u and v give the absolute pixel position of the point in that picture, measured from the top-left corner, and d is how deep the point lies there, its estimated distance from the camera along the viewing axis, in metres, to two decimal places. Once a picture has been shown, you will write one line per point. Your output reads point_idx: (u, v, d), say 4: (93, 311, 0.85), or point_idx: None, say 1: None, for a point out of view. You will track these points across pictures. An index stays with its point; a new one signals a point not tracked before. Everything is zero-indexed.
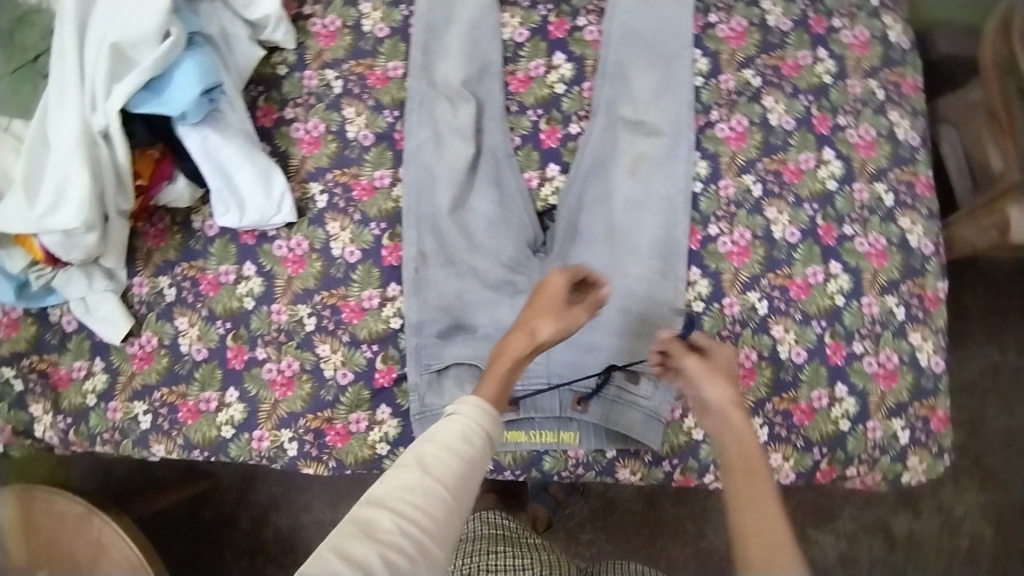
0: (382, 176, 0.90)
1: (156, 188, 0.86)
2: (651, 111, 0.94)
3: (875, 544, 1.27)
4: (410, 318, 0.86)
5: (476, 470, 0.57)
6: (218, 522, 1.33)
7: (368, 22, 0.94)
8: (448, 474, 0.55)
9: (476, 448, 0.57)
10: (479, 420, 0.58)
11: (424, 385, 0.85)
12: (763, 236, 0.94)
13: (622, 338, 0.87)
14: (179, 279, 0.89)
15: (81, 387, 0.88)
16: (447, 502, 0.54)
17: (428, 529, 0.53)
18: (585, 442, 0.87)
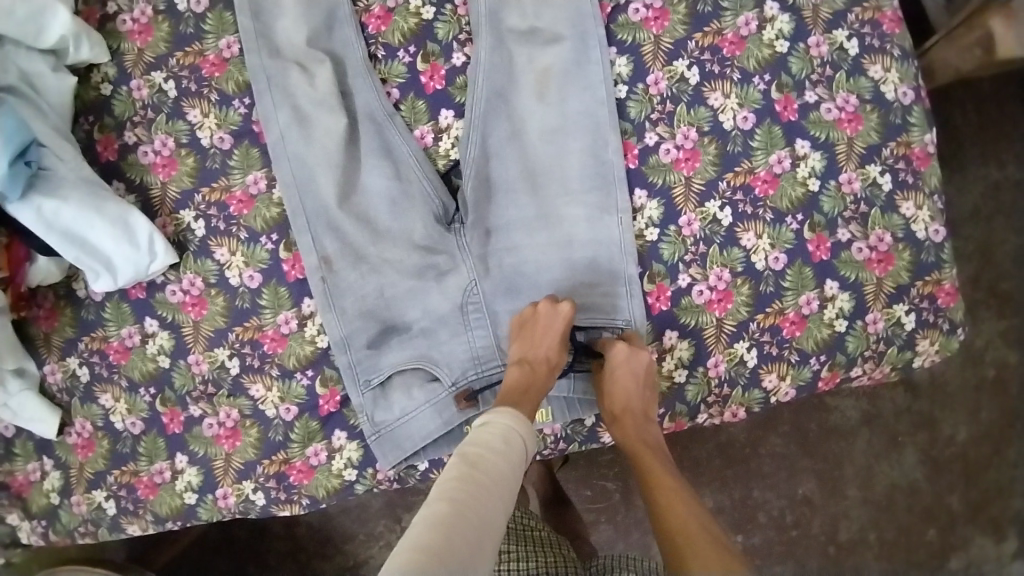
0: (256, 180, 0.80)
1: (20, 274, 0.78)
2: (542, 13, 0.78)
3: (878, 402, 1.22)
4: (335, 334, 0.78)
5: (519, 472, 0.57)
6: (254, 535, 1.27)
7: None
8: (496, 467, 0.54)
9: (517, 451, 0.58)
10: (516, 424, 0.60)
11: (371, 402, 0.78)
12: (712, 129, 0.78)
13: (572, 295, 0.78)
14: (87, 356, 0.82)
15: (42, 487, 0.84)
16: (496, 491, 0.52)
17: (485, 516, 0.49)
18: (559, 417, 0.78)
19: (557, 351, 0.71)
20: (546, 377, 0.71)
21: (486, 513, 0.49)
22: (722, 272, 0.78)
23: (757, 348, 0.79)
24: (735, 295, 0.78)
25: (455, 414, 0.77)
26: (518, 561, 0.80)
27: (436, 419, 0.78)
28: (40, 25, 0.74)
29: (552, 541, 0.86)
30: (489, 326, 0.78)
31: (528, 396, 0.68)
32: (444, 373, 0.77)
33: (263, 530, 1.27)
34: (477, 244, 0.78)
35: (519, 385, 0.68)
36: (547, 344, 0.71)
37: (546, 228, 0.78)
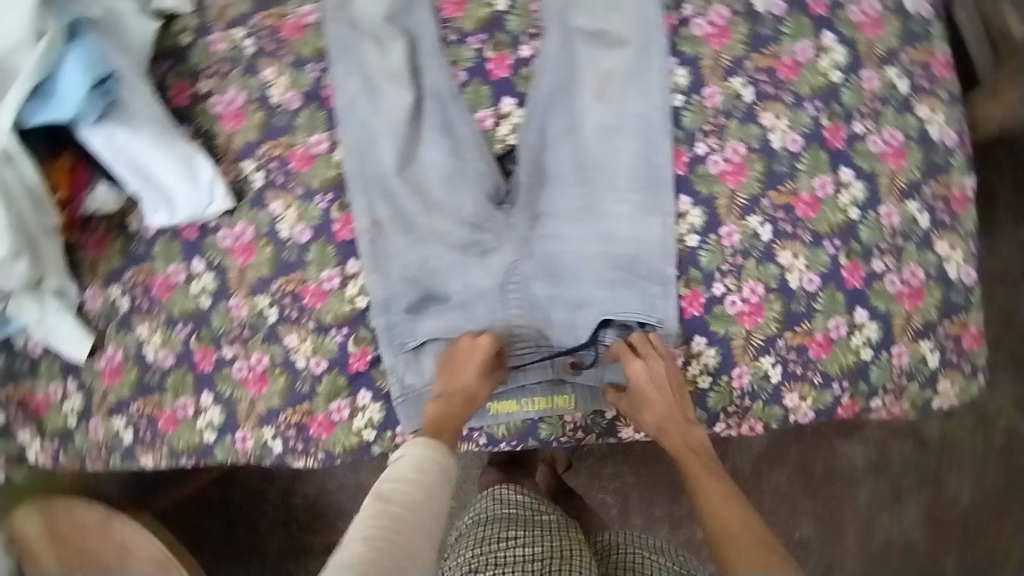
0: (320, 141, 0.82)
1: (79, 198, 0.80)
2: (610, 17, 0.81)
3: (882, 451, 1.23)
4: (375, 296, 0.80)
5: (437, 493, 0.67)
6: (247, 495, 1.28)
7: None
8: (411, 499, 0.64)
9: (431, 475, 0.68)
10: (428, 451, 0.70)
11: (403, 365, 0.81)
12: (760, 147, 0.81)
13: (607, 287, 0.80)
14: (131, 287, 0.84)
15: (61, 409, 0.86)
16: (410, 517, 0.62)
17: (408, 540, 0.60)
18: (582, 404, 0.82)
19: (474, 385, 0.77)
20: (468, 409, 0.77)
21: (407, 540, 0.60)
22: (755, 286, 0.80)
23: (783, 364, 0.80)
24: (766, 309, 0.80)
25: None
26: (520, 546, 0.77)
27: None
28: None
29: (559, 526, 0.83)
30: (524, 301, 0.82)
31: (446, 429, 0.75)
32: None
33: (257, 493, 1.28)
34: (525, 227, 0.81)
35: (439, 417, 0.75)
36: (467, 376, 0.77)
37: (592, 221, 0.80)
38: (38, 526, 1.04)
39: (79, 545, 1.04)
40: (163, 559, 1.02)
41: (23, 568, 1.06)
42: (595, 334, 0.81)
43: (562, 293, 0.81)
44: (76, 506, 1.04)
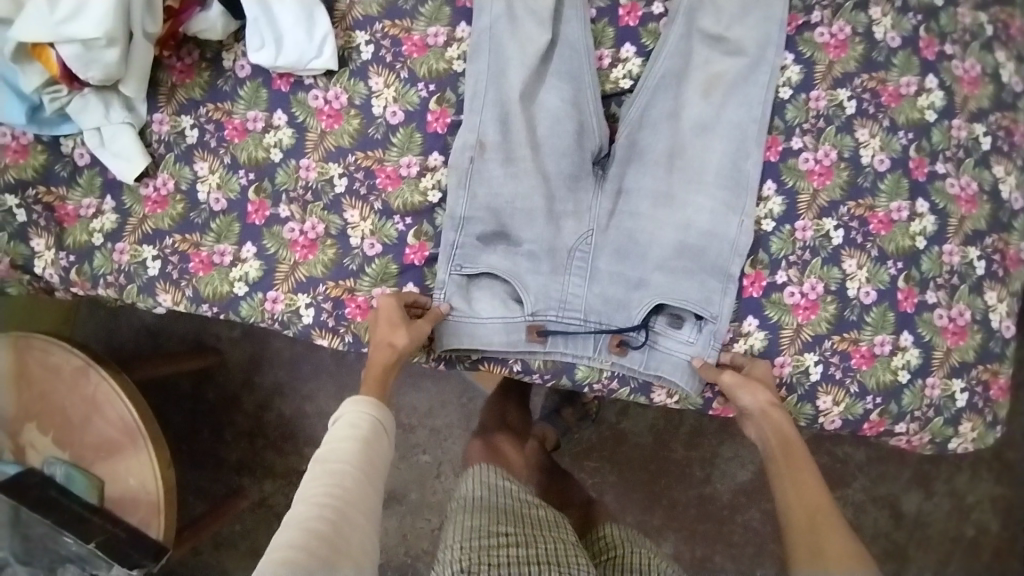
0: (437, 33, 0.82)
1: (187, 14, 0.79)
2: (733, 26, 0.82)
3: (858, 513, 1.22)
4: (453, 210, 0.77)
5: (373, 450, 0.63)
6: (221, 403, 1.24)
7: None
8: (356, 456, 0.61)
9: (369, 433, 0.64)
10: (364, 407, 0.65)
11: (454, 287, 0.77)
12: (850, 158, 0.84)
13: (672, 275, 0.77)
14: (203, 121, 0.82)
15: (89, 225, 0.82)
16: (354, 477, 0.59)
17: (350, 508, 0.57)
18: (629, 363, 0.77)
19: (390, 333, 0.72)
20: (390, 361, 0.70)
21: (352, 505, 0.57)
22: (815, 284, 0.82)
23: (824, 365, 0.81)
24: (821, 308, 0.81)
25: (518, 341, 0.77)
26: (517, 546, 0.70)
27: (501, 336, 0.77)
28: None
29: (551, 525, 0.78)
30: (588, 278, 0.78)
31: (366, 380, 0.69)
32: (529, 299, 0.77)
33: (232, 402, 1.24)
34: (609, 201, 0.80)
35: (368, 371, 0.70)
36: (382, 328, 0.72)
37: (669, 207, 0.79)
38: (12, 360, 1.02)
39: (45, 393, 1.00)
40: (130, 426, 0.97)
41: None
42: (648, 318, 0.77)
43: (624, 270, 0.78)
44: (56, 351, 1.01)
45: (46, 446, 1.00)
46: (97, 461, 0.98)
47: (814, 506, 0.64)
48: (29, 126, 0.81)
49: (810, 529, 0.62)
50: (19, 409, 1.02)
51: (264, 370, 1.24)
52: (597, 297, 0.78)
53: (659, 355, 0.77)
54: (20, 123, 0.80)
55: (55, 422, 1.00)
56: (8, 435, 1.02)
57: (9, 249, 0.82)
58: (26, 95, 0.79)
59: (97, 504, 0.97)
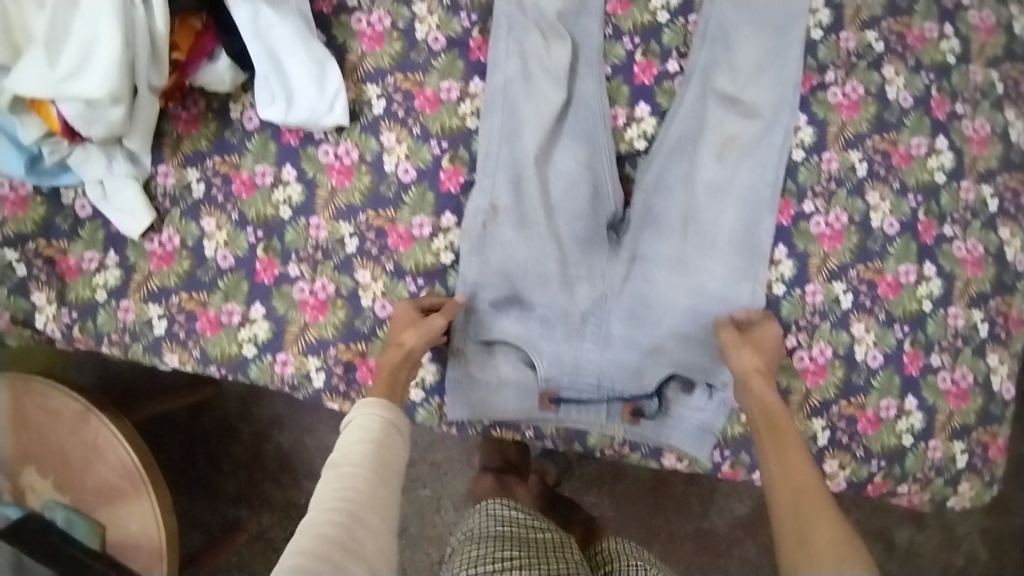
0: (450, 88, 0.81)
1: (194, 66, 0.76)
2: (748, 87, 0.82)
3: (862, 545, 1.22)
4: (466, 276, 0.78)
5: (389, 448, 0.63)
6: (220, 432, 1.24)
7: None
8: (369, 457, 0.61)
9: (384, 431, 0.64)
10: (379, 404, 0.66)
11: (468, 354, 0.78)
12: (860, 222, 0.84)
13: (685, 343, 0.78)
14: (210, 174, 0.80)
15: (92, 280, 0.80)
16: (368, 477, 0.59)
17: (363, 510, 0.57)
18: (640, 430, 0.78)
19: (405, 333, 0.72)
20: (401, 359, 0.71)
21: (366, 508, 0.57)
22: (824, 348, 0.82)
23: (831, 431, 0.82)
24: (829, 373, 0.82)
25: (531, 408, 0.78)
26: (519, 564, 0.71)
27: (514, 402, 0.78)
28: None
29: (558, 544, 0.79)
30: (600, 345, 0.79)
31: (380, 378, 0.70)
32: (542, 364, 0.78)
33: (230, 432, 1.23)
34: (623, 266, 0.79)
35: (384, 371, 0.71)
36: (399, 327, 0.73)
37: (683, 273, 0.78)
38: (9, 401, 1.00)
39: (45, 438, 0.99)
40: (129, 470, 0.96)
41: None
42: (660, 386, 0.78)
43: (637, 336, 0.79)
44: (54, 393, 0.98)
45: (46, 490, 1.00)
46: (98, 507, 0.98)
47: (800, 484, 0.60)
48: (28, 177, 0.78)
49: (795, 510, 0.58)
50: (18, 452, 1.01)
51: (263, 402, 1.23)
52: (610, 364, 0.79)
53: (671, 423, 0.78)
54: (19, 175, 0.77)
55: (55, 465, 0.99)
56: (9, 477, 1.02)
57: (9, 303, 0.80)
58: (26, 146, 0.76)
59: (99, 549, 0.98)
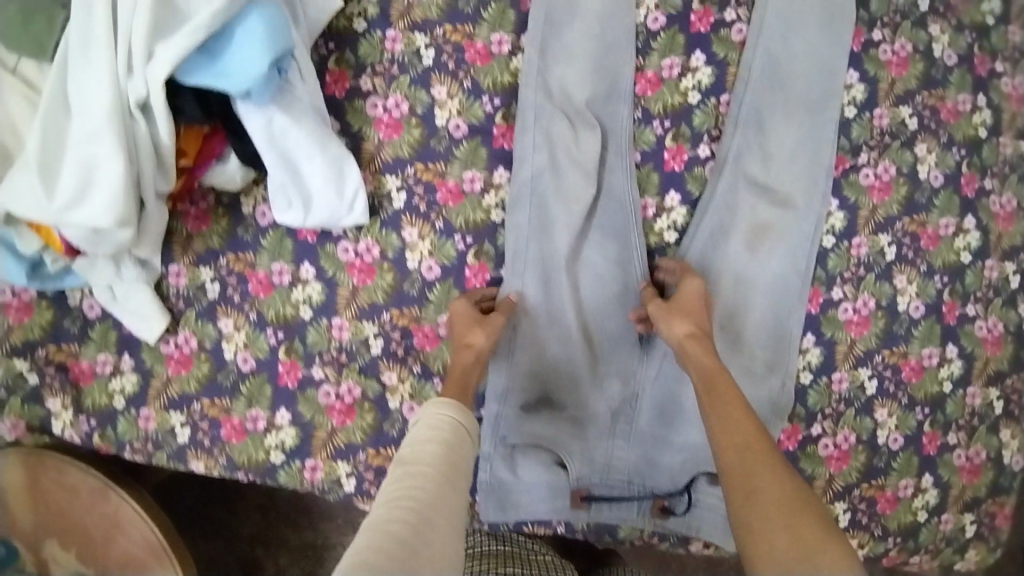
0: (473, 179, 0.77)
1: (203, 168, 0.72)
2: (783, 175, 0.80)
3: None
4: (495, 383, 0.78)
5: (458, 455, 0.57)
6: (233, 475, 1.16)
7: None
8: (436, 458, 0.55)
9: (450, 436, 0.59)
10: (446, 411, 0.61)
11: (498, 457, 0.78)
12: (887, 306, 0.84)
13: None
14: (224, 273, 0.77)
15: (108, 385, 0.78)
16: (435, 476, 0.53)
17: (428, 507, 0.50)
18: (670, 524, 0.80)
19: (471, 333, 0.71)
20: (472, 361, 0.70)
21: (435, 506, 0.50)
22: (847, 434, 0.85)
23: (852, 512, 0.85)
24: (852, 458, 0.85)
25: (564, 507, 0.79)
26: None
27: (547, 502, 0.79)
28: None
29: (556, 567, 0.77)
30: (631, 441, 0.80)
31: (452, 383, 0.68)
32: (574, 465, 0.79)
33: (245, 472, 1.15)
34: (657, 369, 0.79)
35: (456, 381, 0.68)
36: (461, 329, 0.72)
37: None
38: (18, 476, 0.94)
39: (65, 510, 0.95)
40: (156, 547, 0.93)
41: None
42: (690, 484, 0.79)
43: (668, 435, 0.80)
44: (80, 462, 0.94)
45: (70, 562, 0.95)
46: None
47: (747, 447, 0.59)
48: (30, 283, 0.73)
49: (745, 474, 0.56)
50: (37, 524, 0.96)
51: None
52: (642, 461, 0.80)
53: (702, 517, 0.79)
54: (21, 283, 0.72)
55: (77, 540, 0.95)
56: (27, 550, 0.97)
57: (23, 411, 0.78)
58: (27, 254, 0.71)
59: None
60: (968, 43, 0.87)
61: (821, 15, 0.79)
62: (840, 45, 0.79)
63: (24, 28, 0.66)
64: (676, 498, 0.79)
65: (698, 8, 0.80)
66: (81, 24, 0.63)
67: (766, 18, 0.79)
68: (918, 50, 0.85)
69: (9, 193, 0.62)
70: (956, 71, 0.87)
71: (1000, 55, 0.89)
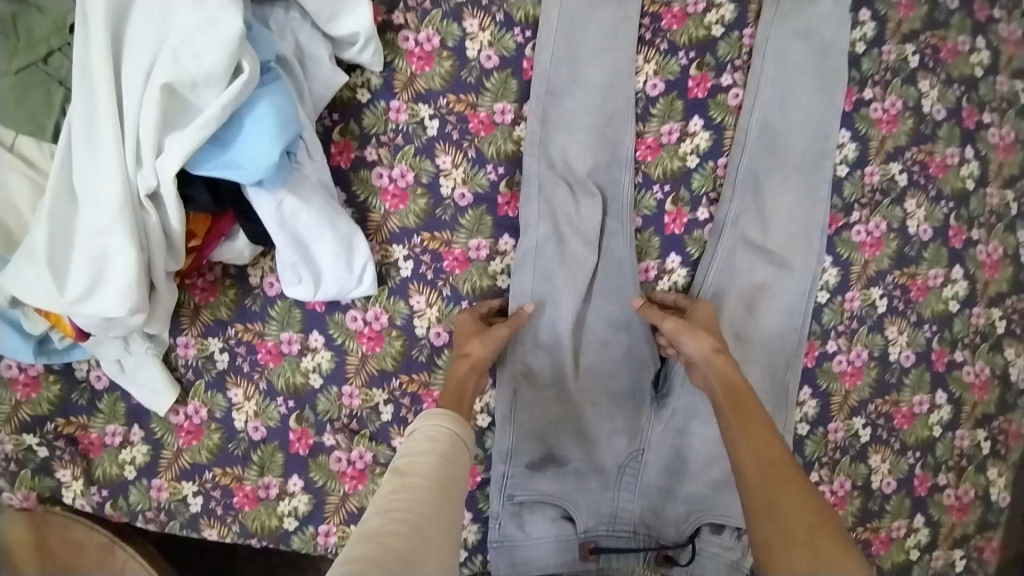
0: (479, 246, 0.83)
1: (211, 246, 0.73)
2: (775, 234, 0.85)
3: None
4: (500, 445, 0.80)
5: (452, 463, 0.58)
6: None
7: (472, 45, 0.83)
8: (431, 468, 0.55)
9: (444, 446, 0.59)
10: (440, 421, 0.61)
11: (507, 514, 0.80)
12: (880, 356, 0.89)
13: (717, 488, 0.82)
14: (232, 343, 0.78)
15: (117, 456, 0.77)
16: (429, 487, 0.53)
17: (424, 518, 0.50)
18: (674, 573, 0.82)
19: (473, 345, 0.74)
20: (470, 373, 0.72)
21: (429, 516, 0.51)
22: (844, 481, 0.88)
23: None
24: (848, 503, 0.88)
25: (574, 559, 0.81)
26: None
27: (556, 556, 0.81)
28: (334, 12, 0.72)
29: None
30: (637, 492, 0.83)
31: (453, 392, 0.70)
32: (580, 518, 0.81)
33: None
34: (661, 426, 0.83)
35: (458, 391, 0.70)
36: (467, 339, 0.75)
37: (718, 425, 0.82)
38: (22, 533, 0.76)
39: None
40: None
41: None
42: (693, 533, 0.82)
43: (675, 488, 0.83)
44: (76, 528, 0.77)
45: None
46: None
47: (770, 465, 0.59)
48: (37, 359, 0.72)
49: (766, 485, 0.58)
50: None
51: None
52: (649, 513, 0.83)
53: (705, 566, 0.81)
54: (27, 359, 0.71)
55: None
56: None
57: (31, 484, 0.76)
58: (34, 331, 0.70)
59: None
60: (957, 97, 0.90)
61: (814, 80, 0.85)
62: (825, 111, 0.85)
63: (21, 105, 0.64)
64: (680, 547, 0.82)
65: (696, 73, 0.86)
66: (81, 112, 0.62)
67: (757, 89, 0.85)
68: (908, 107, 0.89)
69: (21, 284, 0.62)
70: (945, 126, 0.90)
71: (989, 106, 0.92)
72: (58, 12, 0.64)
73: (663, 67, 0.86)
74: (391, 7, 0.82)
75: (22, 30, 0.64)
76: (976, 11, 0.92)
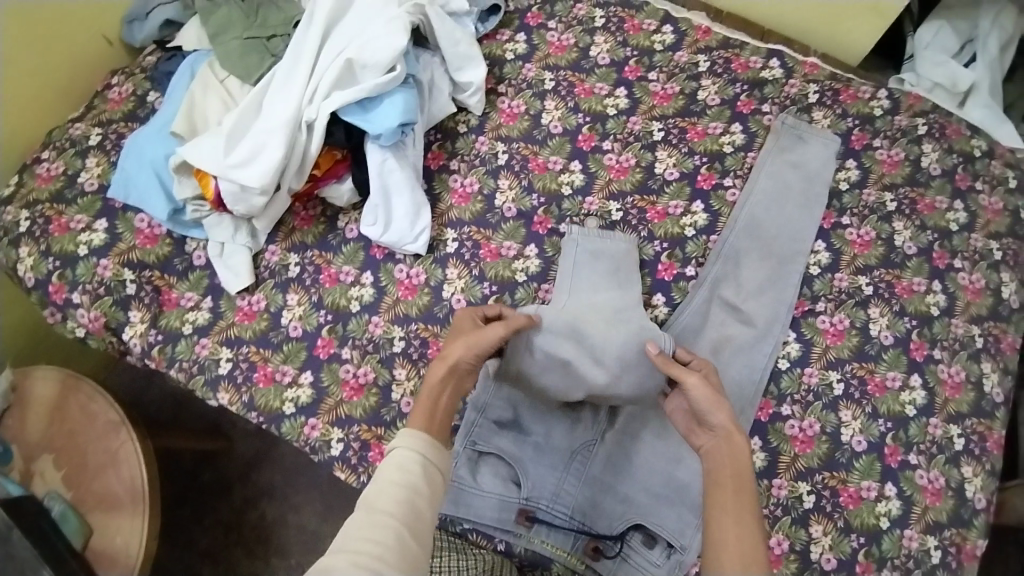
0: (510, 247, 1.03)
1: (325, 181, 1.00)
2: (749, 300, 1.03)
3: None
4: (477, 397, 0.93)
5: (420, 491, 0.67)
6: (216, 485, 1.35)
7: (547, 117, 1.13)
8: (398, 505, 0.64)
9: (415, 471, 0.68)
10: (417, 443, 0.70)
11: (464, 459, 0.91)
12: (831, 432, 0.97)
13: (655, 499, 0.89)
14: (306, 262, 1.00)
15: (184, 314, 0.97)
16: (392, 526, 0.63)
17: (384, 552, 0.61)
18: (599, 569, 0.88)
19: (456, 350, 0.80)
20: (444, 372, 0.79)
21: (387, 549, 0.61)
22: (781, 540, 0.93)
23: None
24: (783, 564, 0.92)
25: (509, 520, 0.89)
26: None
27: (494, 511, 0.89)
28: (460, 66, 1.06)
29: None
30: (581, 480, 0.91)
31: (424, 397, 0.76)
32: (526, 484, 0.90)
33: (225, 488, 1.34)
34: (606, 422, 0.93)
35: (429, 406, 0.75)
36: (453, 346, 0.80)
37: (666, 441, 0.91)
38: (58, 390, 1.10)
39: (75, 431, 1.07)
40: (137, 491, 1.01)
41: (15, 419, 1.10)
42: (625, 532, 0.88)
43: (615, 484, 0.90)
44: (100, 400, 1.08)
45: (54, 481, 1.06)
46: (95, 509, 1.02)
47: (749, 555, 0.66)
48: (166, 222, 0.97)
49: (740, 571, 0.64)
50: (43, 435, 1.08)
51: (264, 468, 1.36)
52: (586, 503, 0.90)
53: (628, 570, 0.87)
54: (159, 219, 0.96)
55: (75, 462, 1.05)
56: (28, 456, 1.08)
57: (107, 310, 0.96)
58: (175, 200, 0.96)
59: (80, 548, 0.98)
60: (929, 241, 1.07)
61: (799, 199, 1.08)
62: (802, 222, 1.07)
63: (241, 57, 0.98)
64: (611, 543, 0.89)
65: (704, 172, 1.10)
66: (287, 67, 0.95)
67: (746, 196, 1.08)
68: (880, 238, 1.07)
69: (195, 149, 0.90)
70: (914, 259, 1.06)
71: (960, 254, 1.07)
72: (284, 13, 1.02)
73: (681, 162, 1.10)
74: (498, 82, 1.15)
75: (257, 19, 1.01)
76: (957, 180, 1.11)
